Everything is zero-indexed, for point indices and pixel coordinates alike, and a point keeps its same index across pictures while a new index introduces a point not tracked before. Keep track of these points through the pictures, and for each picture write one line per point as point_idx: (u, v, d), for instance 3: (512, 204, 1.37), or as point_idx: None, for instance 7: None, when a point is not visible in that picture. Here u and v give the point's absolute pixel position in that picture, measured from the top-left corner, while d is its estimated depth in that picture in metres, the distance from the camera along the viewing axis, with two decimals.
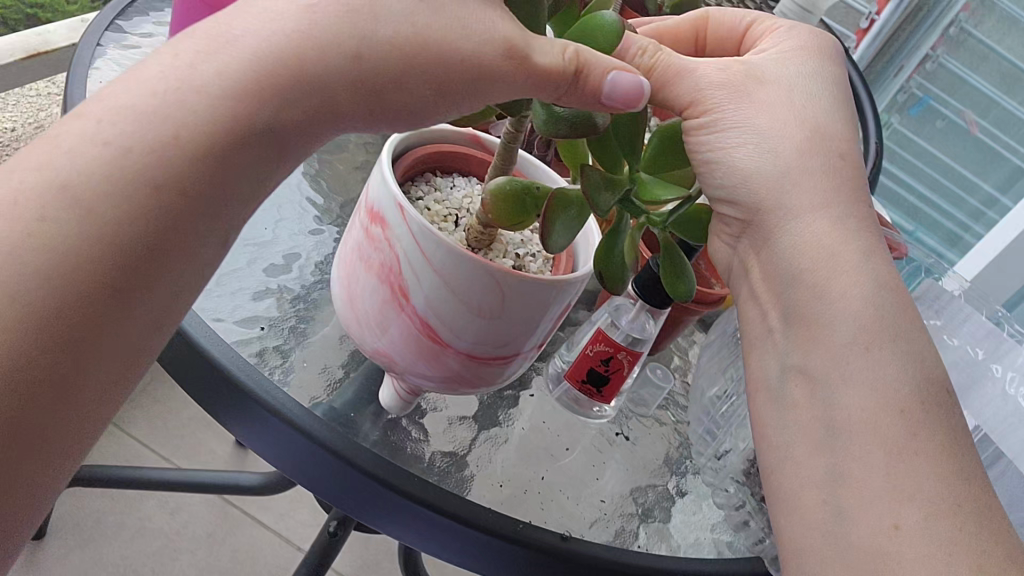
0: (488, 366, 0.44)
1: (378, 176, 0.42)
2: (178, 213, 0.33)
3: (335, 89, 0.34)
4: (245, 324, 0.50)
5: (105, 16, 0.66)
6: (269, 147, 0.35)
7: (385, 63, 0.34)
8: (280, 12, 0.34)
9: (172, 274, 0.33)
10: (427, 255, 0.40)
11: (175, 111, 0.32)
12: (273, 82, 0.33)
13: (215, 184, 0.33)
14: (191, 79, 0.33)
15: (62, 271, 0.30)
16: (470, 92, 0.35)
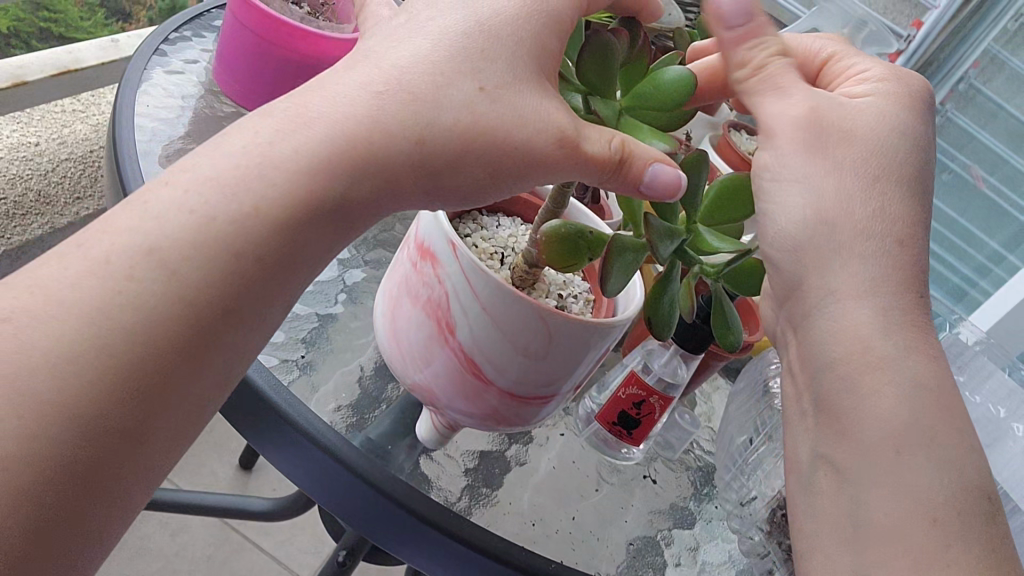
0: (527, 404, 0.44)
1: (429, 213, 0.43)
2: (250, 278, 0.34)
3: (399, 168, 0.35)
4: (283, 352, 0.51)
5: (150, 40, 0.67)
6: (335, 221, 0.36)
7: (449, 146, 0.35)
8: (352, 96, 0.35)
9: (240, 336, 0.34)
10: (477, 293, 0.40)
11: (256, 186, 0.34)
12: (352, 164, 0.34)
13: (286, 254, 0.35)
14: (271, 156, 0.34)
15: (143, 331, 0.31)
16: (520, 175, 0.37)
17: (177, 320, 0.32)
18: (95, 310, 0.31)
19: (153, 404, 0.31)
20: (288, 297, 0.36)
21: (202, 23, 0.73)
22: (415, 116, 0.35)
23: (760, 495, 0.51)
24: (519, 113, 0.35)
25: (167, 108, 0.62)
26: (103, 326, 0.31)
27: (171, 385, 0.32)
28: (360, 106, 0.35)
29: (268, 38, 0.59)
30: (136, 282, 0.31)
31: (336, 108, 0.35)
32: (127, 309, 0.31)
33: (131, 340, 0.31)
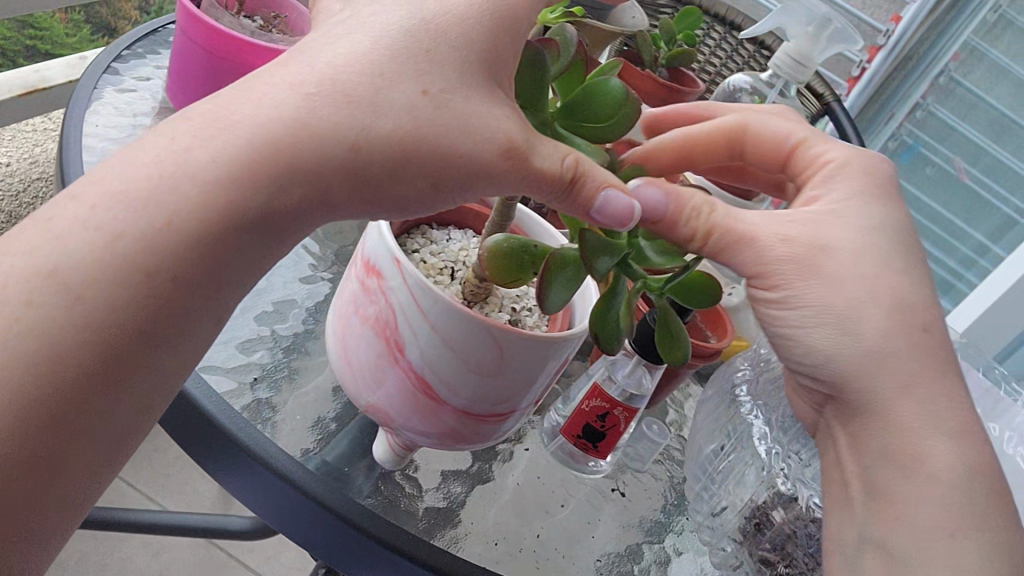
0: (484, 423, 0.43)
1: (375, 231, 0.42)
2: (169, 294, 0.32)
3: (326, 181, 0.33)
4: (236, 373, 0.49)
5: (101, 59, 0.66)
6: (262, 230, 0.34)
7: (384, 155, 0.33)
8: (280, 98, 0.33)
9: (167, 352, 0.33)
10: (425, 311, 0.39)
11: (173, 198, 0.32)
12: (275, 175, 0.33)
13: (212, 269, 0.33)
14: (185, 165, 0.32)
15: (50, 354, 0.30)
16: (463, 187, 0.35)
17: (85, 341, 0.30)
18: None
19: (66, 426, 0.30)
20: (221, 311, 0.35)
21: (157, 41, 0.73)
22: (341, 122, 0.33)
23: (732, 506, 0.50)
24: (462, 121, 0.33)
25: (118, 126, 0.61)
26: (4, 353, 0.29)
27: (86, 406, 0.31)
28: (282, 112, 0.32)
29: (219, 53, 0.58)
30: (41, 303, 0.30)
31: (257, 116, 0.32)
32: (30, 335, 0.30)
33: (33, 364, 0.30)
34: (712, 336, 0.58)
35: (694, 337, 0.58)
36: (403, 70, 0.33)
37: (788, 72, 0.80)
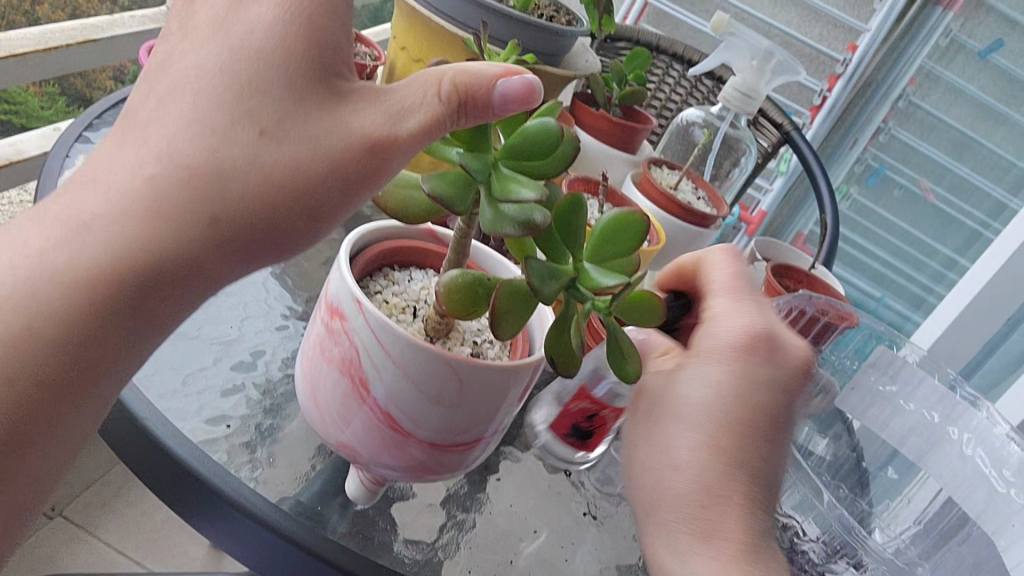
0: (450, 454, 0.45)
1: (336, 275, 0.44)
2: (53, 384, 0.34)
3: (187, 260, 0.36)
4: (212, 422, 0.50)
5: (73, 128, 0.69)
6: (145, 316, 0.36)
7: (241, 208, 0.37)
8: (133, 186, 0.36)
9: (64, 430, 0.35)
10: (387, 348, 0.41)
11: (44, 294, 0.34)
12: (144, 265, 0.35)
13: (98, 355, 0.35)
14: (50, 265, 0.35)
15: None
16: (362, 178, 0.39)
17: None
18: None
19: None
20: (116, 382, 0.37)
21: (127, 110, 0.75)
22: (199, 192, 0.36)
23: None
24: (311, 155, 0.38)
25: None
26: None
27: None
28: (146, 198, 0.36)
29: None
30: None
31: (124, 194, 0.36)
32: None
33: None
34: None
35: None
36: (239, 113, 0.37)
37: (740, 105, 0.83)
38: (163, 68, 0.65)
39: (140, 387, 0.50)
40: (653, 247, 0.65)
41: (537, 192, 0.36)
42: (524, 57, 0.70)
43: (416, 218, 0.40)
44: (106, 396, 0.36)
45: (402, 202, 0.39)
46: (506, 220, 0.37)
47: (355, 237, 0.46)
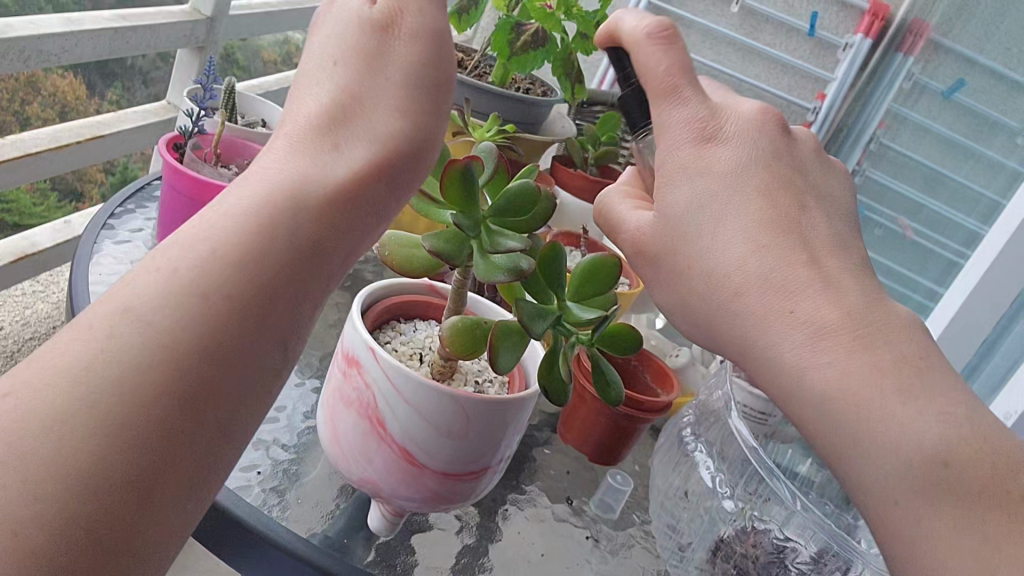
0: (462, 482, 0.50)
1: (351, 329, 0.50)
2: (228, 321, 0.35)
3: (286, 255, 0.37)
4: (244, 470, 0.55)
5: (98, 217, 0.75)
6: (306, 253, 0.38)
7: (358, 139, 0.42)
8: (273, 168, 0.40)
9: (240, 381, 0.35)
10: (400, 389, 0.47)
11: (219, 237, 0.37)
12: (294, 199, 0.38)
13: (268, 295, 0.36)
14: (226, 212, 0.38)
15: (120, 408, 0.32)
16: (438, 84, 0.44)
17: (148, 377, 0.33)
18: (72, 399, 0.31)
19: (148, 479, 0.32)
20: (288, 331, 0.38)
21: (144, 197, 0.82)
22: (324, 129, 0.42)
23: (700, 538, 0.56)
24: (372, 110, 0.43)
25: (120, 272, 0.69)
26: (75, 411, 0.31)
27: (166, 453, 0.32)
28: (291, 156, 0.41)
29: (202, 200, 0.67)
30: (116, 345, 0.33)
31: (240, 203, 0.38)
32: (92, 405, 0.31)
33: (115, 405, 0.32)
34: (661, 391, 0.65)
35: (646, 394, 0.65)
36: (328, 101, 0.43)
37: None
38: (180, 157, 0.72)
39: None
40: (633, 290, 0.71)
41: (523, 242, 0.43)
42: (505, 129, 0.79)
43: (420, 272, 0.45)
44: (285, 356, 0.38)
45: (406, 259, 0.45)
46: (495, 268, 0.42)
47: (364, 295, 0.52)
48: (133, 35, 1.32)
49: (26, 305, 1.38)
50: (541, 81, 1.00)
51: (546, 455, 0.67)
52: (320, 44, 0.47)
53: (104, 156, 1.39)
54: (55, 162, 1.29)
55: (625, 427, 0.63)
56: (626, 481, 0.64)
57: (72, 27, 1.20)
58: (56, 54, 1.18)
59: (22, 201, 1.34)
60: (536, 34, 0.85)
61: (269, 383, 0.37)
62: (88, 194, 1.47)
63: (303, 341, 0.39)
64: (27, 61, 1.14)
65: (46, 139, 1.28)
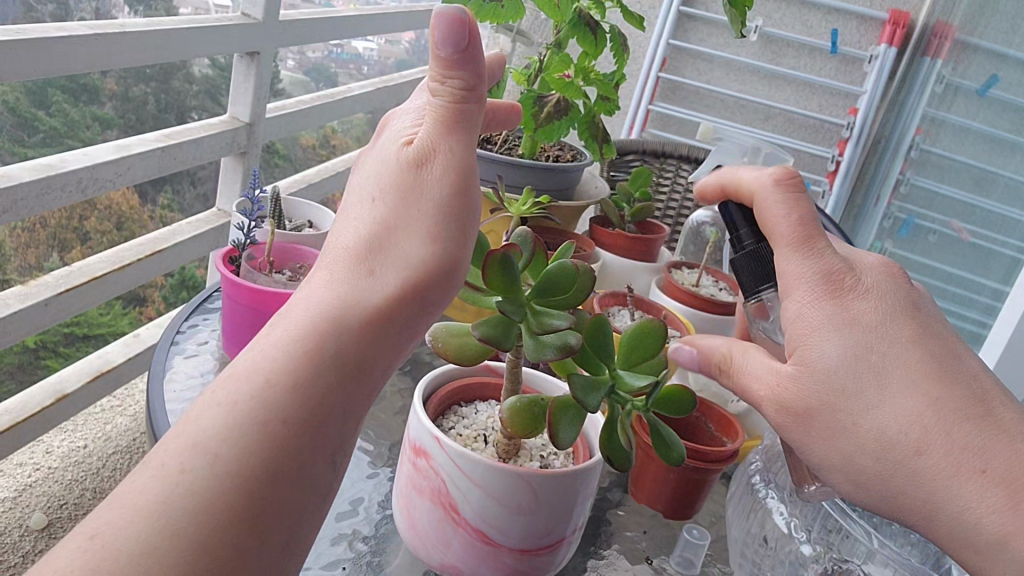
0: (539, 556, 0.51)
1: (415, 421, 0.51)
2: (284, 445, 0.37)
3: (332, 376, 0.39)
4: (329, 567, 0.57)
5: (166, 334, 0.79)
6: (347, 370, 0.39)
7: (392, 268, 0.42)
8: (321, 294, 0.41)
9: (295, 496, 0.37)
10: (469, 473, 0.48)
11: (269, 366, 0.38)
12: (333, 326, 0.40)
13: (316, 417, 0.38)
14: (273, 344, 0.39)
15: (192, 532, 0.34)
16: (463, 215, 0.44)
17: (216, 500, 0.35)
18: (147, 535, 0.33)
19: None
20: (336, 448, 0.39)
21: (205, 309, 0.86)
22: (358, 259, 0.42)
23: None
24: (417, 211, 0.44)
25: (192, 386, 0.72)
26: (152, 543, 0.33)
27: (232, 571, 0.34)
28: (330, 284, 0.42)
29: (261, 308, 0.70)
30: (181, 480, 0.35)
31: (284, 341, 0.39)
32: (170, 538, 0.33)
33: (192, 527, 0.34)
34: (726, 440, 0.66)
35: (712, 444, 0.65)
36: (379, 211, 0.44)
37: None
38: (236, 269, 0.75)
39: None
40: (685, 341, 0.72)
41: (568, 319, 0.44)
42: (540, 200, 0.81)
43: (474, 357, 0.47)
44: (333, 473, 0.39)
45: (459, 347, 0.47)
46: (546, 347, 0.44)
47: (424, 384, 0.54)
48: (180, 150, 1.39)
49: (105, 421, 1.45)
50: (569, 145, 1.03)
51: (621, 515, 0.68)
52: (361, 179, 0.47)
53: (168, 265, 1.47)
54: (121, 279, 1.35)
55: (697, 477, 0.63)
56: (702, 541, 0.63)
57: (123, 152, 1.27)
58: (111, 179, 1.25)
59: (89, 314, 1.43)
60: (558, 104, 0.88)
61: (321, 501, 0.39)
62: (154, 300, 1.55)
63: (348, 454, 0.41)
64: (85, 189, 1.20)
65: (109, 260, 1.34)
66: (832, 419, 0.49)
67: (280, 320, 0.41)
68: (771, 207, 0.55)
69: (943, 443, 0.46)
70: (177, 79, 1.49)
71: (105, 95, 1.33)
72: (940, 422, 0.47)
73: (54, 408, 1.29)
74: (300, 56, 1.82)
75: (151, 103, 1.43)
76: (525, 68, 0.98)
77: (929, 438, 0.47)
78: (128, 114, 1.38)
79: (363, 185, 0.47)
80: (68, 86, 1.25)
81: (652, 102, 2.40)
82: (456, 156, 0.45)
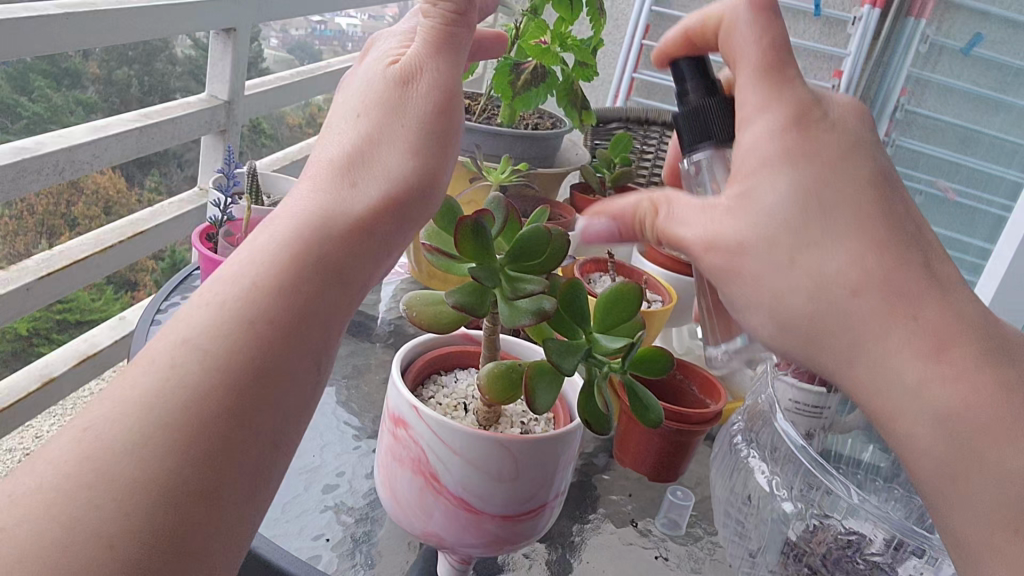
0: (521, 523, 0.51)
1: (394, 391, 0.51)
2: (271, 344, 0.36)
3: (316, 280, 0.38)
4: (314, 538, 0.57)
5: (145, 313, 0.78)
6: (330, 277, 0.39)
7: (374, 180, 0.42)
8: (303, 202, 0.41)
9: (281, 398, 0.36)
10: (449, 442, 0.48)
11: (257, 269, 0.38)
12: (318, 233, 0.39)
13: (303, 319, 0.38)
14: (260, 249, 0.39)
15: (182, 425, 0.33)
16: (447, 131, 0.45)
17: (205, 398, 0.34)
18: (141, 425, 0.33)
19: (213, 486, 0.33)
20: (323, 354, 0.39)
21: (184, 288, 0.86)
22: (341, 169, 0.42)
23: (769, 544, 0.55)
24: (402, 130, 0.44)
25: None
26: (142, 436, 0.33)
27: (221, 464, 0.33)
28: (313, 194, 0.41)
29: None
30: (175, 375, 0.35)
31: (270, 246, 0.39)
32: (160, 430, 0.33)
33: (183, 420, 0.33)
34: (710, 402, 0.66)
35: (695, 406, 0.65)
36: (362, 126, 0.44)
37: None
38: (213, 246, 0.75)
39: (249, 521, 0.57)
40: (667, 305, 0.72)
41: (543, 283, 0.44)
42: (519, 168, 0.81)
43: (449, 326, 0.47)
44: (320, 380, 0.39)
45: (434, 317, 0.46)
46: (521, 313, 0.44)
47: (402, 354, 0.54)
48: (157, 131, 1.37)
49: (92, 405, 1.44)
50: (549, 113, 1.02)
51: (606, 480, 0.68)
52: (343, 99, 0.47)
53: (151, 247, 1.46)
54: (103, 263, 1.34)
55: (680, 440, 0.64)
56: (689, 499, 0.64)
57: (99, 134, 1.25)
58: (89, 161, 1.24)
59: (80, 297, 1.42)
60: (536, 71, 0.87)
61: (309, 403, 0.38)
62: (144, 284, 1.54)
63: (332, 363, 0.40)
64: (63, 172, 1.19)
65: (90, 244, 1.33)
66: (772, 252, 0.44)
67: (267, 224, 0.40)
68: (745, 32, 0.47)
69: (882, 286, 0.42)
70: (162, 60, 1.46)
71: (88, 79, 1.30)
72: (888, 268, 0.43)
73: (40, 393, 1.28)
74: (283, 35, 1.79)
75: (134, 85, 1.40)
76: (501, 36, 0.97)
77: (871, 282, 0.42)
78: (111, 98, 1.36)
79: (343, 104, 0.47)
80: (50, 70, 1.23)
81: (636, 70, 2.38)
82: (445, 79, 0.45)
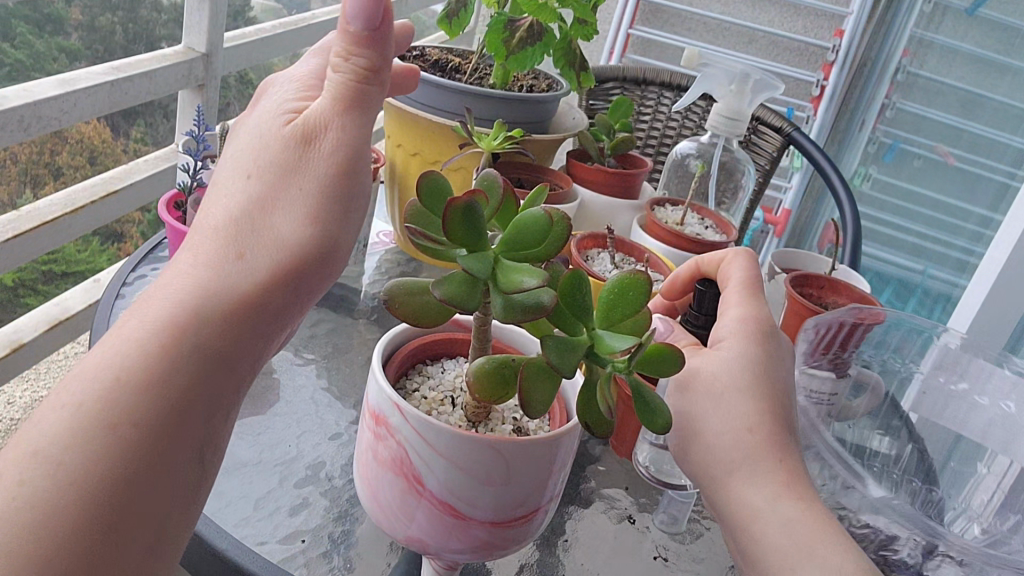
0: (511, 528, 0.47)
1: (373, 386, 0.47)
2: (141, 442, 0.37)
3: (191, 369, 0.39)
4: (287, 540, 0.53)
5: (110, 288, 0.73)
6: (206, 369, 0.40)
7: (262, 251, 0.45)
8: (177, 287, 0.42)
9: (158, 491, 0.37)
10: (432, 443, 0.44)
11: (125, 359, 0.38)
12: (192, 323, 0.40)
13: (179, 410, 0.38)
14: (129, 335, 0.39)
15: (52, 535, 0.34)
16: (346, 197, 0.49)
17: (68, 502, 0.35)
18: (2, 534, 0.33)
19: None
20: (203, 441, 0.40)
21: (155, 258, 0.80)
22: (226, 243, 0.45)
23: None
24: (301, 202, 0.47)
25: None
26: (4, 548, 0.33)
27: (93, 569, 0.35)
28: (198, 270, 0.43)
29: None
30: (24, 488, 0.34)
31: (139, 336, 0.39)
32: (24, 538, 0.33)
33: (47, 528, 0.34)
34: None
35: None
36: (254, 191, 0.47)
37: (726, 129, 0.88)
38: (181, 216, 0.69)
39: (216, 521, 0.53)
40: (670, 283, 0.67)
41: (541, 275, 0.39)
42: (511, 133, 0.75)
43: (435, 319, 0.42)
44: (201, 465, 0.40)
45: (418, 308, 0.41)
46: (515, 306, 0.39)
47: (382, 344, 0.49)
48: (131, 84, 1.30)
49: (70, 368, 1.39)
50: (544, 73, 0.97)
51: (602, 473, 0.64)
52: (238, 151, 0.50)
53: (129, 205, 1.39)
54: (76, 224, 1.28)
55: None
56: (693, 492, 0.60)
57: (68, 86, 1.18)
58: (57, 117, 1.17)
59: (66, 250, 1.36)
60: (531, 28, 0.82)
61: (191, 491, 0.39)
62: (129, 237, 1.49)
63: (215, 449, 0.41)
64: (29, 129, 1.13)
65: (61, 204, 1.26)
66: None
67: (141, 309, 0.41)
68: None
69: None
70: (144, 6, 1.39)
71: (70, 26, 1.25)
72: None
73: (10, 359, 1.23)
74: None
75: (118, 32, 1.34)
76: None
77: None
78: (94, 46, 1.30)
79: (235, 155, 0.50)
80: (30, 15, 1.18)
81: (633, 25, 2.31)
82: (352, 156, 0.48)
